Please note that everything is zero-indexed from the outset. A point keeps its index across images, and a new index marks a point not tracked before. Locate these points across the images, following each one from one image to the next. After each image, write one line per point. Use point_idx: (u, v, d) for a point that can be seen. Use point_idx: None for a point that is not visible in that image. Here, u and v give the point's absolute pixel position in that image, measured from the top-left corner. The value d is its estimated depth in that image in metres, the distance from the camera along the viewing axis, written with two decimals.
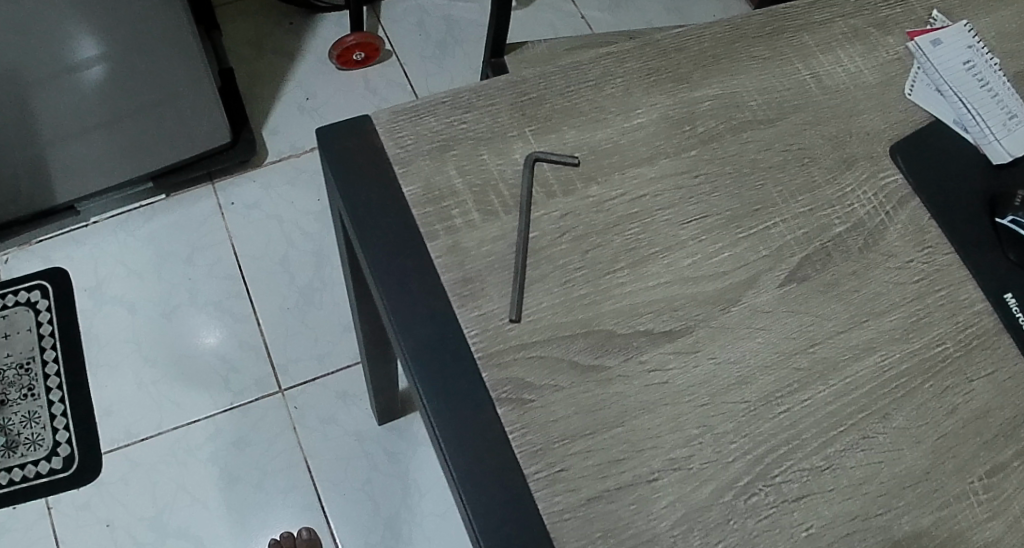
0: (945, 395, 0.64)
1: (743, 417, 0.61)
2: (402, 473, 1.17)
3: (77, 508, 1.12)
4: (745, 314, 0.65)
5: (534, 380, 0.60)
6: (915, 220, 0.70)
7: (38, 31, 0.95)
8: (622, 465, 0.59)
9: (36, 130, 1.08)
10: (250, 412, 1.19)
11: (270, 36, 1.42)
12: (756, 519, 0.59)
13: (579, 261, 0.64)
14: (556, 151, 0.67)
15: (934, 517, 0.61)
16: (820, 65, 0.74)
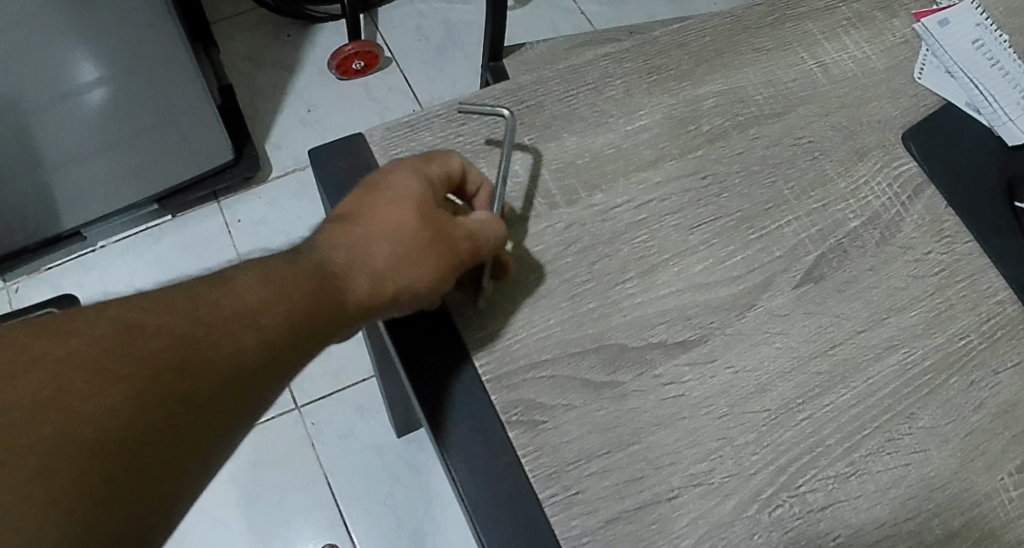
0: (971, 390, 0.62)
1: (765, 426, 0.59)
2: (423, 484, 1.16)
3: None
4: (761, 318, 0.62)
5: (545, 400, 0.58)
6: (933, 210, 0.67)
7: (36, 56, 0.94)
8: (641, 483, 0.57)
9: (38, 158, 1.07)
10: (266, 432, 1.17)
11: (268, 48, 1.40)
12: (782, 532, 0.57)
13: (586, 272, 0.62)
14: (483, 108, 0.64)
15: (966, 518, 0.59)
16: (826, 53, 0.72)
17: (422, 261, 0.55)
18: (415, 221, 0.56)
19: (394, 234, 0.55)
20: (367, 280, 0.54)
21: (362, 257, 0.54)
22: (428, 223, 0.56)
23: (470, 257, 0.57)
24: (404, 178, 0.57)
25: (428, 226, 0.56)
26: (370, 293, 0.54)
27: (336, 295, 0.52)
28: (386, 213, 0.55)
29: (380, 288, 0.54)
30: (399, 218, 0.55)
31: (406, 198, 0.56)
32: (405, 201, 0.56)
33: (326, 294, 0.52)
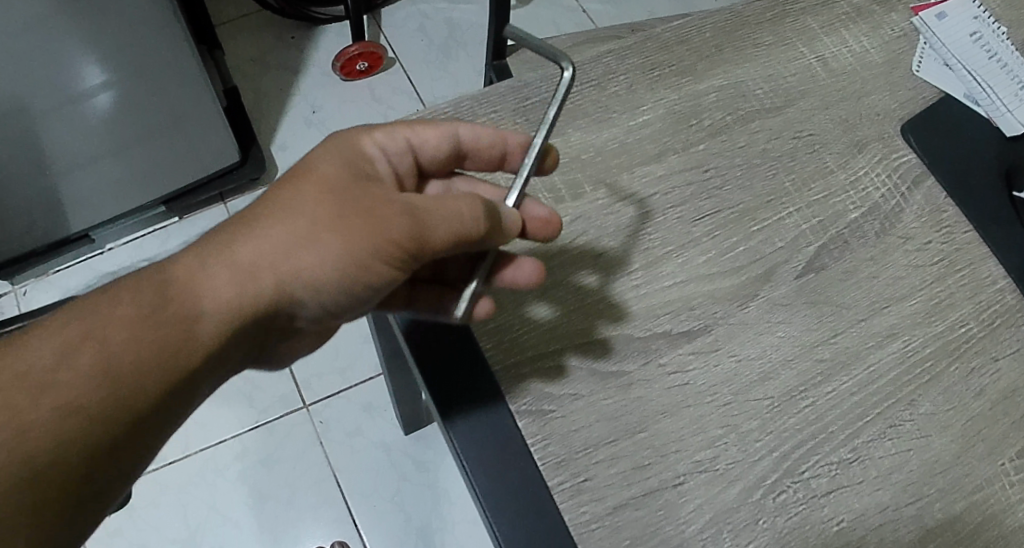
0: (971, 377, 0.63)
1: (768, 414, 0.60)
2: (431, 482, 1.17)
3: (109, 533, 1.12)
4: (764, 308, 0.63)
5: (554, 391, 0.60)
6: (931, 201, 0.68)
7: (43, 60, 0.95)
8: (648, 470, 0.58)
9: (46, 161, 1.08)
10: (275, 430, 1.17)
11: (272, 50, 1.41)
12: (786, 517, 0.58)
13: (592, 264, 0.63)
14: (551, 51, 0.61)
15: (967, 503, 0.60)
16: (825, 48, 0.73)
17: (324, 222, 0.52)
18: (331, 180, 0.54)
19: (301, 193, 0.53)
20: (271, 248, 0.52)
21: (269, 217, 0.52)
22: (343, 184, 0.54)
23: (396, 224, 0.53)
24: (341, 141, 0.57)
25: (343, 186, 0.54)
26: (267, 257, 0.52)
27: (234, 254, 0.51)
28: (305, 173, 0.54)
29: (279, 251, 0.52)
30: (314, 177, 0.54)
31: (331, 159, 0.55)
32: (330, 162, 0.55)
33: (222, 255, 0.52)
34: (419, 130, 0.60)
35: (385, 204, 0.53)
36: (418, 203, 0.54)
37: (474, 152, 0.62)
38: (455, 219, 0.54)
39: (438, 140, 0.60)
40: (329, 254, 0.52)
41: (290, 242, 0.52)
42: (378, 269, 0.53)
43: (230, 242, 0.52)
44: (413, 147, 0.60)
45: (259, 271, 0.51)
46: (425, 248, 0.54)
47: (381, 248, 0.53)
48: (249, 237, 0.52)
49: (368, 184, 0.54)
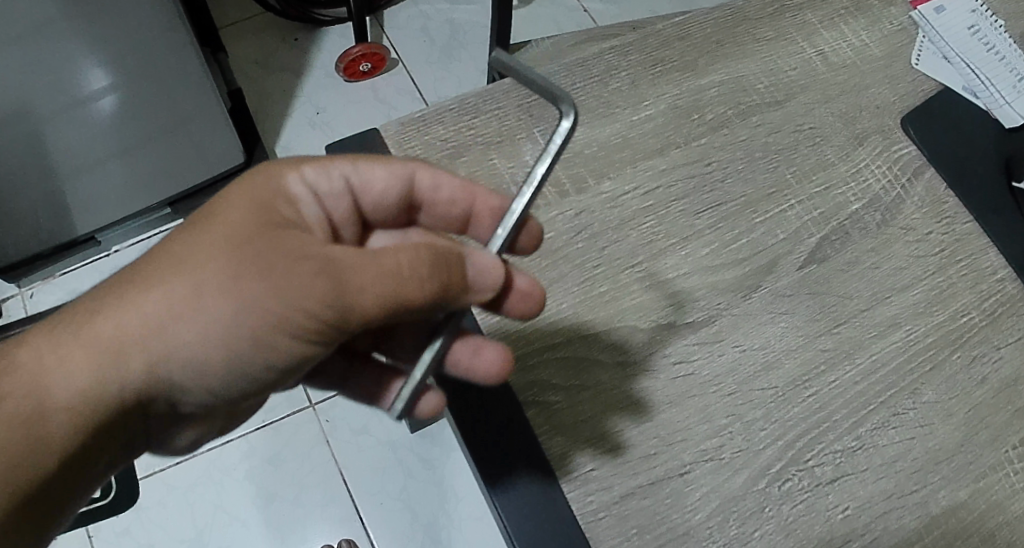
0: (974, 365, 0.64)
1: (773, 403, 0.61)
2: (438, 480, 1.16)
3: (120, 532, 1.12)
4: (767, 299, 0.64)
5: (560, 382, 0.60)
6: (932, 192, 0.69)
7: (47, 63, 0.96)
8: (655, 460, 0.59)
9: (53, 164, 1.09)
10: (282, 429, 1.17)
11: (275, 51, 1.42)
12: (791, 505, 0.59)
13: (597, 257, 0.64)
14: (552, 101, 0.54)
15: (971, 490, 0.60)
16: (825, 42, 0.73)
17: (214, 279, 0.50)
18: (232, 230, 0.51)
19: (196, 243, 0.51)
20: (150, 307, 0.50)
21: (157, 270, 0.50)
22: (245, 234, 0.51)
23: (295, 285, 0.49)
24: (260, 176, 0.54)
25: (243, 237, 0.51)
26: (145, 316, 0.50)
27: (109, 310, 0.50)
28: (206, 218, 0.52)
29: (159, 310, 0.50)
30: (215, 224, 0.51)
31: (241, 201, 0.52)
32: (239, 203, 0.52)
33: (98, 309, 0.50)
34: (364, 168, 0.58)
35: (287, 260, 0.50)
36: (329, 260, 0.50)
37: (438, 194, 0.60)
38: (377, 280, 0.50)
39: (387, 177, 0.58)
40: (214, 315, 0.50)
41: (172, 300, 0.50)
42: (274, 335, 0.50)
43: (109, 296, 0.50)
44: (354, 183, 0.58)
45: (134, 331, 0.50)
46: (331, 315, 0.50)
47: (276, 315, 0.50)
48: (132, 292, 0.50)
49: (276, 234, 0.51)
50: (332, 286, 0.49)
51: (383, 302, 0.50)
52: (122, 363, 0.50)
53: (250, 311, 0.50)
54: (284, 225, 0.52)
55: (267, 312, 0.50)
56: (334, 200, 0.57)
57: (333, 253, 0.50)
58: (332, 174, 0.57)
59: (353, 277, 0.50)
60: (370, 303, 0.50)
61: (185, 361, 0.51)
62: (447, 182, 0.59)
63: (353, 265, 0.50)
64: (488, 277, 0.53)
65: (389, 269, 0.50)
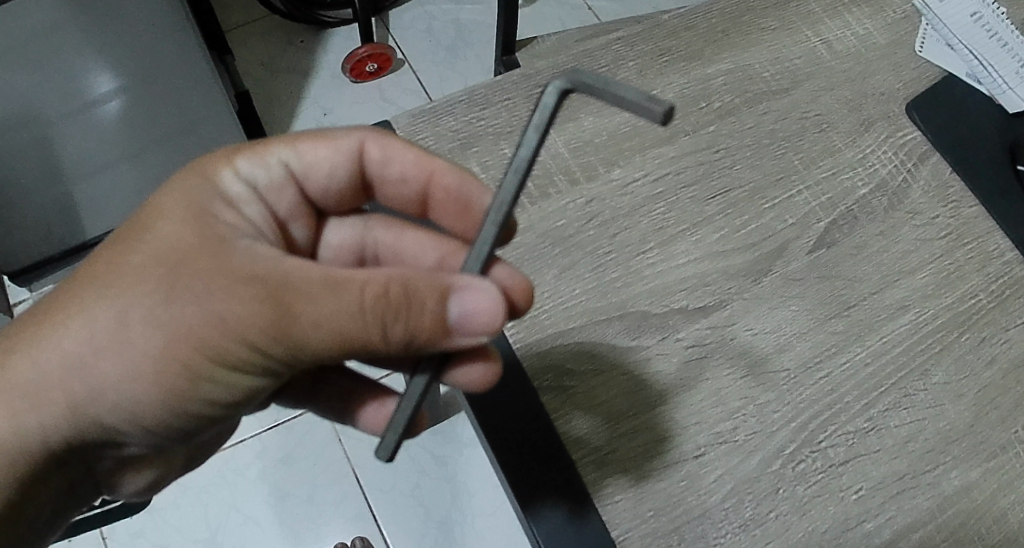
0: (982, 347, 0.64)
1: (785, 386, 0.62)
2: (450, 476, 1.15)
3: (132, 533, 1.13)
4: (777, 283, 0.65)
5: (574, 367, 0.61)
6: (937, 176, 0.70)
7: (51, 63, 0.96)
8: (669, 443, 0.60)
9: (63, 170, 1.08)
10: (293, 429, 1.18)
11: (281, 53, 1.43)
12: (806, 485, 0.59)
13: (608, 245, 0.65)
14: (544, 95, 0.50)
15: (982, 469, 0.61)
16: (829, 31, 0.74)
17: (145, 298, 0.51)
18: (161, 245, 0.51)
19: (135, 265, 0.51)
20: (84, 331, 0.51)
21: (96, 290, 0.51)
22: (174, 248, 0.51)
23: (224, 305, 0.49)
24: (195, 178, 0.55)
25: (182, 256, 0.51)
26: (79, 341, 0.51)
27: (44, 335, 0.52)
28: (136, 231, 0.52)
29: (92, 335, 0.51)
30: (145, 238, 0.52)
31: (173, 208, 0.53)
32: (177, 216, 0.53)
33: (42, 330, 0.52)
34: (309, 150, 0.59)
35: (218, 280, 0.50)
36: (260, 274, 0.49)
37: (389, 167, 0.60)
38: (325, 312, 0.48)
39: (332, 155, 0.59)
40: (145, 339, 0.51)
41: (103, 323, 0.51)
42: (209, 358, 0.51)
43: (54, 316, 0.52)
44: (297, 168, 0.60)
45: (69, 357, 0.52)
46: (265, 341, 0.49)
47: (217, 339, 0.50)
48: (65, 315, 0.52)
49: (206, 243, 0.51)
50: (273, 312, 0.49)
51: (330, 332, 0.48)
52: (61, 387, 0.52)
53: (182, 334, 0.50)
54: (222, 233, 0.52)
55: (199, 336, 0.50)
56: (275, 190, 0.59)
57: (273, 274, 0.49)
58: (271, 164, 0.59)
59: (286, 295, 0.49)
60: (307, 331, 0.49)
61: (121, 385, 0.52)
62: (402, 153, 0.60)
63: (283, 282, 0.49)
64: (485, 322, 0.49)
65: (331, 289, 0.48)
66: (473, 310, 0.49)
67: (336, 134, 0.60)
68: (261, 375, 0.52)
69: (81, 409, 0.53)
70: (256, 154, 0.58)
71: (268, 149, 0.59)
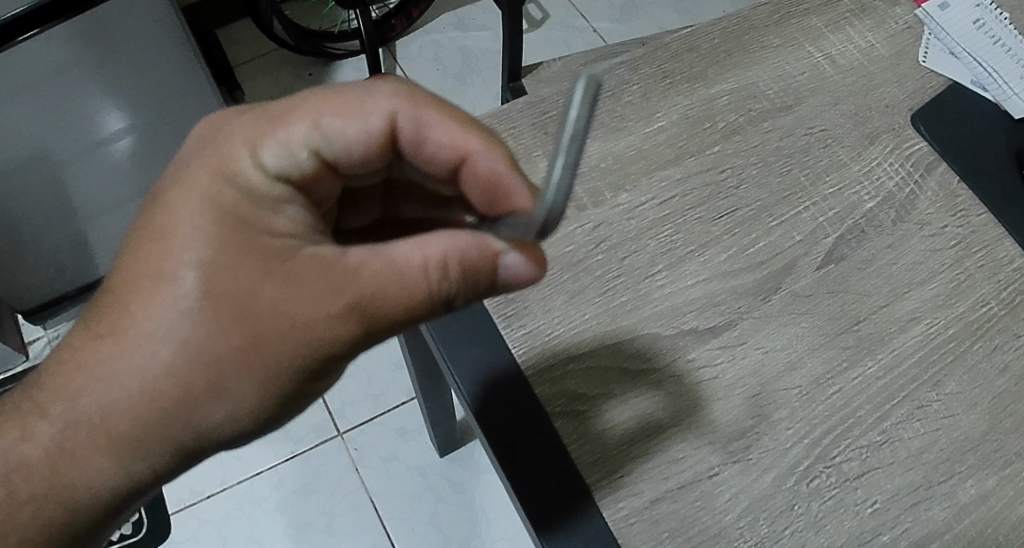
0: (995, 354, 0.64)
1: (798, 402, 0.61)
2: (467, 503, 1.15)
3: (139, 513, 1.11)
4: (787, 300, 0.65)
5: (586, 391, 0.61)
6: (945, 186, 0.69)
7: (66, 104, 0.96)
8: (682, 464, 0.60)
9: (74, 207, 1.09)
10: (311, 460, 1.17)
11: (289, 85, 1.44)
12: (820, 502, 0.59)
13: (617, 268, 0.65)
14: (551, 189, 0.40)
15: (999, 477, 0.60)
16: (831, 45, 0.74)
17: (218, 335, 0.49)
18: (212, 272, 0.50)
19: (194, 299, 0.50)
20: (160, 382, 0.50)
21: (153, 329, 0.50)
22: (230, 276, 0.50)
23: (305, 327, 0.49)
24: (219, 182, 0.51)
25: (244, 282, 0.50)
26: (154, 392, 0.50)
27: (104, 386, 0.50)
28: (180, 264, 0.50)
29: (155, 376, 0.50)
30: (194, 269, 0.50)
31: (212, 227, 0.50)
32: (223, 237, 0.50)
33: (103, 380, 0.50)
34: (335, 130, 0.53)
35: (288, 303, 0.49)
36: (330, 286, 0.49)
37: (421, 148, 0.55)
38: (399, 304, 0.50)
39: (362, 136, 0.53)
40: (228, 377, 0.50)
41: (177, 370, 0.50)
42: (295, 378, 0.51)
43: (109, 364, 0.50)
44: (328, 153, 0.53)
45: (146, 408, 0.50)
46: (349, 347, 0.51)
47: (297, 360, 0.50)
48: (124, 364, 0.50)
49: (267, 264, 0.50)
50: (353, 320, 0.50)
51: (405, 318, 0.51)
52: (144, 443, 0.51)
53: (267, 365, 0.50)
54: (272, 248, 0.50)
55: (275, 359, 0.50)
56: (308, 180, 0.54)
57: (346, 288, 0.50)
58: (299, 154, 0.53)
59: (363, 299, 0.50)
60: (386, 322, 0.51)
61: (198, 425, 0.51)
62: (438, 129, 0.54)
63: (357, 287, 0.50)
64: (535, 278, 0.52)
65: (405, 282, 0.50)
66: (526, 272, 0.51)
67: (363, 105, 0.53)
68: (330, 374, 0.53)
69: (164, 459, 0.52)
70: (276, 139, 0.52)
71: (291, 133, 0.53)
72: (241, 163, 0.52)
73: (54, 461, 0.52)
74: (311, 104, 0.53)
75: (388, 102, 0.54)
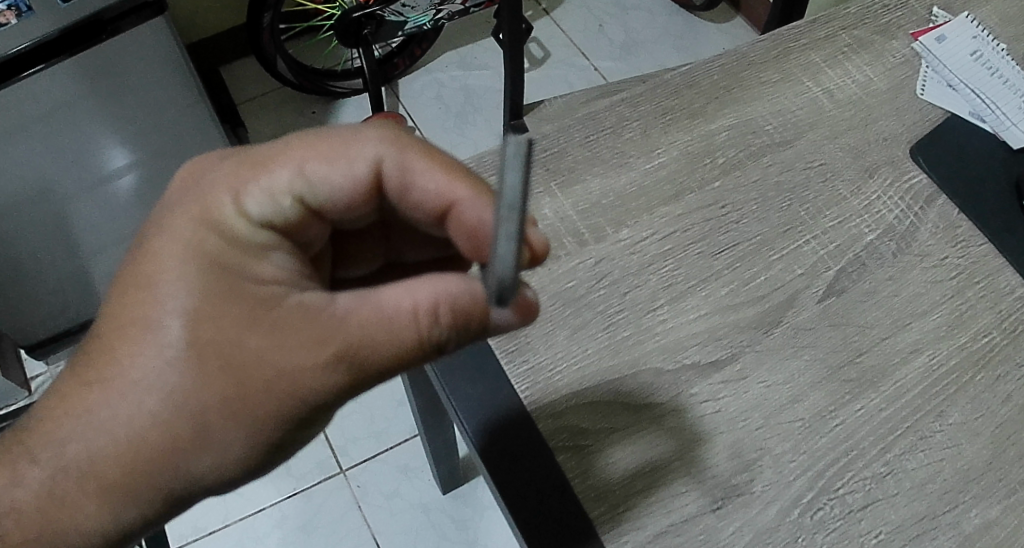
0: (998, 384, 0.64)
1: (800, 435, 0.61)
2: (470, 541, 1.14)
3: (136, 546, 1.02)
4: (789, 333, 0.65)
5: (589, 425, 0.61)
6: (945, 217, 0.70)
7: (69, 144, 0.97)
8: (686, 497, 0.59)
9: (80, 246, 1.10)
10: (313, 497, 1.16)
11: (292, 123, 1.45)
12: (825, 533, 0.58)
13: (619, 303, 0.65)
14: (505, 238, 0.40)
15: (1003, 506, 0.60)
16: (830, 80, 0.75)
17: (202, 385, 0.49)
18: (196, 321, 0.49)
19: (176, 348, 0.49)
20: (143, 431, 0.49)
21: (137, 378, 0.49)
22: (213, 325, 0.49)
23: (290, 376, 0.49)
24: (203, 230, 0.51)
25: (227, 331, 0.49)
26: (138, 441, 0.49)
27: (91, 433, 0.50)
28: (164, 311, 0.50)
29: (139, 426, 0.49)
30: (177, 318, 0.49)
31: (196, 275, 0.50)
32: (206, 285, 0.50)
33: (90, 428, 0.50)
34: (320, 177, 0.53)
35: (273, 353, 0.49)
36: (314, 334, 0.49)
37: (408, 194, 0.55)
38: (386, 355, 0.49)
39: (347, 180, 0.53)
40: (212, 427, 0.49)
41: (161, 420, 0.49)
42: (280, 428, 0.50)
43: (94, 412, 0.50)
44: (313, 199, 0.53)
45: (131, 457, 0.50)
46: (337, 397, 0.50)
47: (282, 410, 0.49)
48: (109, 413, 0.50)
49: (252, 311, 0.49)
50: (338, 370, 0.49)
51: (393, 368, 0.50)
52: (131, 492, 0.51)
53: (253, 415, 0.49)
54: (256, 296, 0.50)
55: (260, 409, 0.49)
56: (293, 226, 0.54)
57: (330, 337, 0.49)
58: (283, 200, 0.53)
59: (349, 347, 0.49)
60: (374, 371, 0.50)
61: (183, 475, 0.51)
62: (425, 172, 0.54)
63: (343, 335, 0.49)
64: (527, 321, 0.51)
65: (391, 332, 0.49)
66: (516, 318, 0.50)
67: (349, 151, 0.53)
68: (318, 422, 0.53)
69: (151, 507, 0.51)
70: (261, 185, 0.52)
71: (275, 180, 0.52)
72: (224, 210, 0.51)
73: (43, 509, 0.52)
74: (295, 150, 0.53)
75: (374, 147, 0.54)
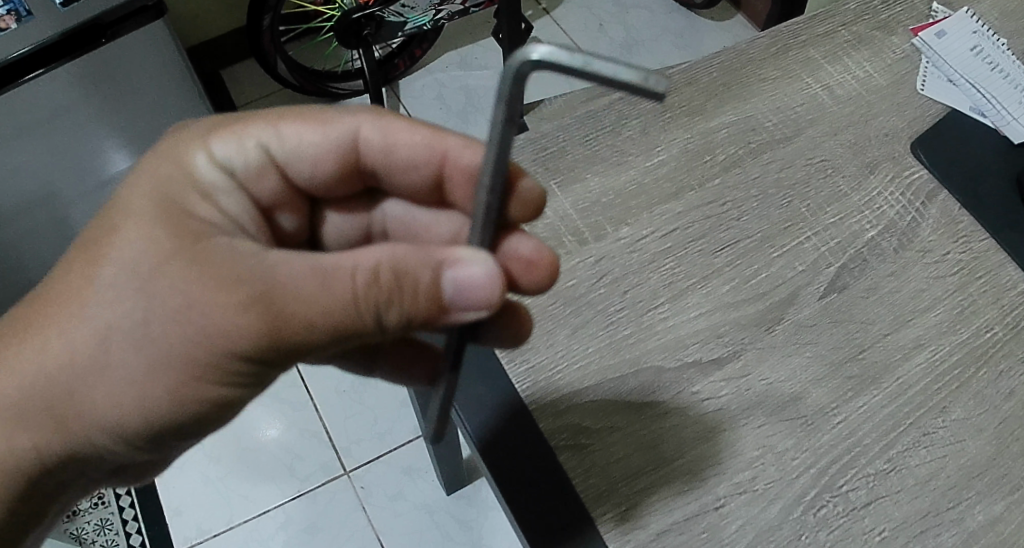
0: (1001, 380, 0.63)
1: (802, 433, 0.61)
2: (474, 541, 1.14)
3: None
4: (791, 331, 0.65)
5: (590, 424, 0.61)
6: (947, 213, 0.69)
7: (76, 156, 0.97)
8: (689, 495, 0.59)
9: None
10: (317, 499, 1.16)
11: None
12: (828, 530, 0.58)
13: (619, 301, 0.65)
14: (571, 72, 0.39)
15: (1007, 502, 0.59)
16: (830, 76, 0.74)
17: (127, 311, 0.50)
18: (132, 248, 0.50)
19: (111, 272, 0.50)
20: (66, 347, 0.50)
21: (74, 298, 0.51)
22: (148, 254, 0.50)
23: (202, 308, 0.48)
24: (166, 164, 0.54)
25: (160, 262, 0.50)
26: (59, 355, 0.50)
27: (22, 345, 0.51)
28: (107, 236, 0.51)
29: (66, 346, 0.50)
30: (116, 243, 0.51)
31: (143, 205, 0.52)
32: (150, 214, 0.51)
33: (22, 341, 0.51)
34: (292, 134, 0.56)
35: (196, 288, 0.49)
36: (240, 273, 0.48)
37: (394, 155, 0.58)
38: (323, 315, 0.48)
39: (319, 140, 0.56)
40: (129, 354, 0.50)
41: (86, 341, 0.50)
42: (196, 368, 0.50)
43: (31, 328, 0.52)
44: (280, 153, 0.57)
45: (53, 374, 0.51)
46: (246, 346, 0.49)
47: (196, 347, 0.49)
48: (43, 332, 0.51)
49: (181, 242, 0.50)
50: (258, 315, 0.48)
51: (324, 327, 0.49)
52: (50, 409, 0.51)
53: (164, 345, 0.49)
54: (196, 231, 0.51)
55: (175, 343, 0.49)
56: (255, 177, 0.57)
57: (257, 279, 0.48)
58: (251, 149, 0.56)
59: (269, 291, 0.48)
60: (298, 327, 0.48)
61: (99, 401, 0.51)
62: (405, 139, 0.57)
63: (268, 278, 0.48)
64: (480, 295, 0.48)
65: (324, 286, 0.48)
66: (466, 281, 0.48)
67: (329, 117, 0.57)
68: (244, 379, 0.51)
69: (63, 425, 0.52)
70: (235, 136, 0.56)
71: (247, 130, 0.56)
72: (195, 157, 0.55)
73: None
74: (276, 109, 0.57)
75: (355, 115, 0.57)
